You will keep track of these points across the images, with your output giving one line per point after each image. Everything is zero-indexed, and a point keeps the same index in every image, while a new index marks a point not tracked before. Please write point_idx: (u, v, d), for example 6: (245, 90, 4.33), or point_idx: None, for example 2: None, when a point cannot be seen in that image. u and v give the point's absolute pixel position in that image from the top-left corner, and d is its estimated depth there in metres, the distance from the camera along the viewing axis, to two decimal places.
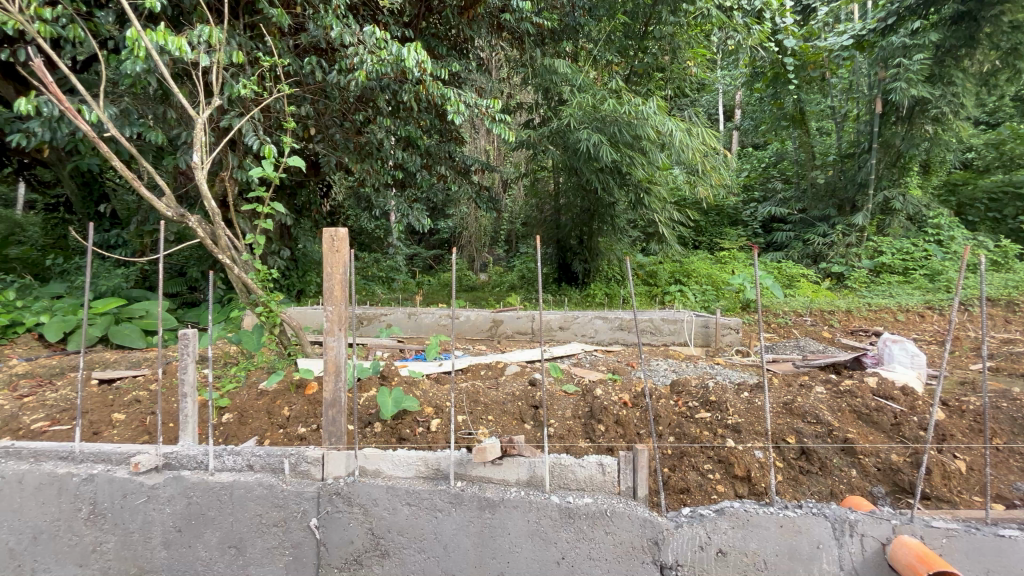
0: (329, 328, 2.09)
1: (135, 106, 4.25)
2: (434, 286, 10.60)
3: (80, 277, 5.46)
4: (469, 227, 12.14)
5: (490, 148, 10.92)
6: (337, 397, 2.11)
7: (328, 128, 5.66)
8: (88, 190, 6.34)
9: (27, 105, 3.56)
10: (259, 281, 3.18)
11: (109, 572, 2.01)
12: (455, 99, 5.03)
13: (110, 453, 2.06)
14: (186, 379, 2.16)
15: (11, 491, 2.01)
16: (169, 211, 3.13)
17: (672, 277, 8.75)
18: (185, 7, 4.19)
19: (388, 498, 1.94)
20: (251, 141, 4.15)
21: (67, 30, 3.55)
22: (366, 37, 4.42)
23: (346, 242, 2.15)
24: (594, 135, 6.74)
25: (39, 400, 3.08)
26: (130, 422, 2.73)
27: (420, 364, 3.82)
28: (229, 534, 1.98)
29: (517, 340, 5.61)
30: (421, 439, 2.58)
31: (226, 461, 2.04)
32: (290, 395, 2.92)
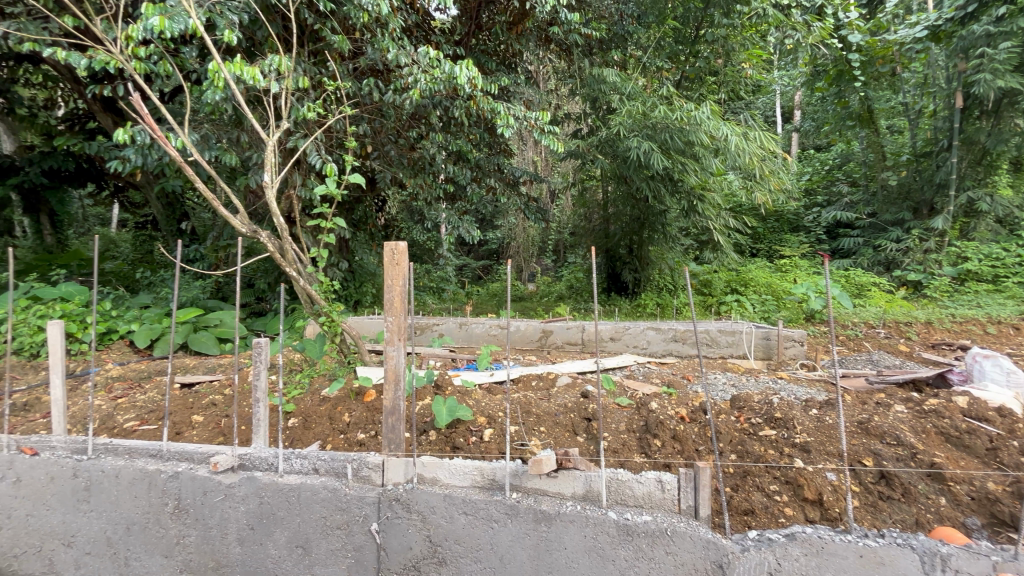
0: (389, 338, 2.17)
1: (213, 131, 4.63)
2: (483, 296, 10.75)
3: (164, 289, 5.97)
4: (517, 237, 12.27)
5: (537, 159, 11.01)
6: (396, 404, 2.16)
7: (384, 145, 5.91)
8: (172, 209, 6.94)
9: (124, 135, 3.96)
10: (323, 292, 3.36)
11: (191, 564, 2.16)
12: (505, 113, 5.12)
13: (193, 452, 2.22)
14: (259, 384, 2.30)
15: (109, 484, 2.20)
16: (243, 227, 3.37)
17: (728, 287, 8.42)
18: (257, 38, 4.53)
19: (445, 506, 1.97)
20: (315, 160, 4.41)
21: (158, 65, 3.93)
22: (420, 58, 4.61)
23: (406, 255, 2.21)
24: (644, 143, 6.63)
25: (131, 402, 3.37)
26: (208, 424, 2.94)
27: (472, 374, 3.87)
28: (297, 534, 2.08)
29: (567, 351, 5.58)
30: (475, 448, 2.61)
31: (294, 464, 2.14)
32: (350, 402, 3.04)
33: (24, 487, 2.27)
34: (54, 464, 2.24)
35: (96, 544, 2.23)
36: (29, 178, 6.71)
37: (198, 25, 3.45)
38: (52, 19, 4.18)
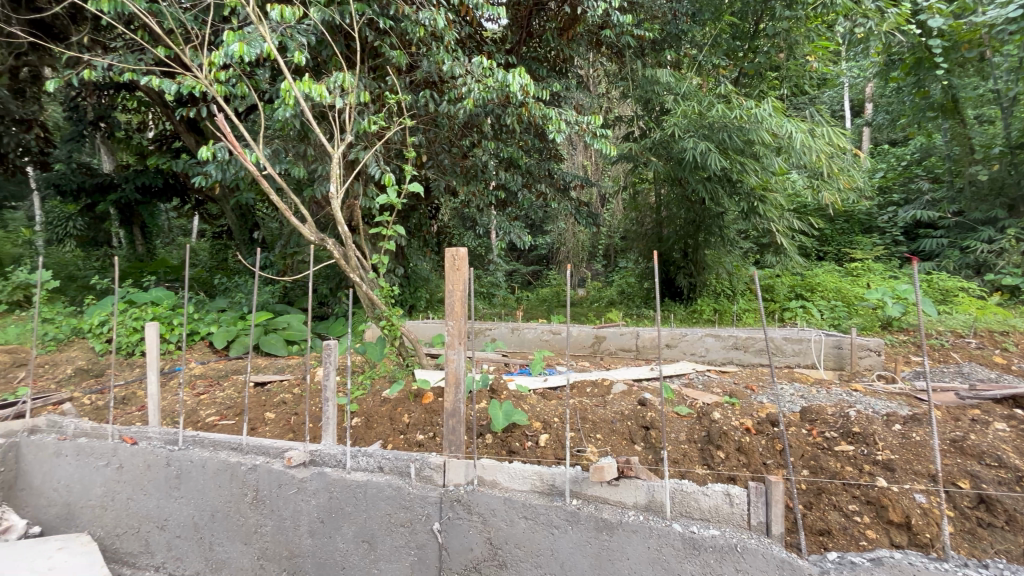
0: (450, 341, 2.22)
1: (283, 146, 4.94)
2: (532, 301, 10.81)
3: (238, 293, 6.41)
4: (567, 242, 12.23)
5: (588, 163, 10.93)
6: (456, 406, 2.20)
7: (438, 154, 6.07)
8: (245, 220, 7.47)
9: (207, 153, 4.30)
10: (384, 297, 3.50)
11: (267, 552, 2.30)
12: (557, 118, 5.13)
13: (269, 447, 2.37)
14: (328, 384, 2.42)
15: (196, 474, 2.38)
16: (311, 235, 3.57)
17: (793, 292, 7.99)
18: (323, 57, 4.80)
19: (505, 509, 1.98)
20: (374, 170, 4.61)
21: (236, 87, 4.25)
22: (474, 68, 4.72)
23: (466, 261, 2.26)
24: (701, 144, 6.41)
25: (211, 398, 3.65)
26: (279, 420, 3.13)
27: (526, 379, 3.87)
28: (363, 529, 2.16)
29: (621, 357, 5.49)
30: (531, 453, 2.63)
31: (360, 461, 2.23)
32: (409, 404, 3.13)
33: (125, 473, 2.49)
34: (150, 453, 2.45)
35: (186, 528, 2.42)
36: (125, 194, 7.48)
37: (273, 48, 3.71)
38: (148, 50, 4.64)
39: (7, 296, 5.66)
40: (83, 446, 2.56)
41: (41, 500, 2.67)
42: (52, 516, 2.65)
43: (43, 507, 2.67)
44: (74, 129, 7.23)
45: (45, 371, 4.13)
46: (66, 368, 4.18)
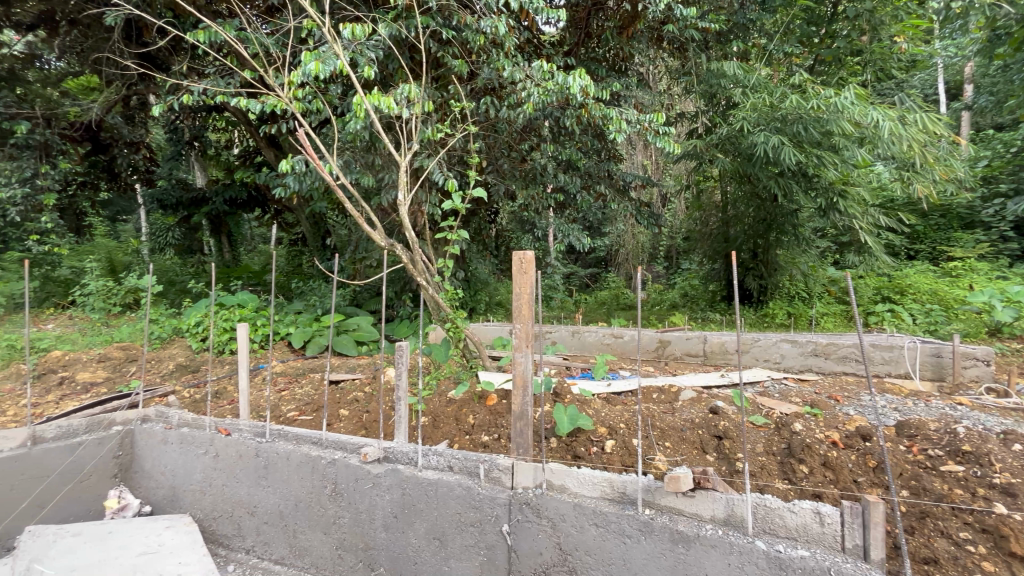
0: (516, 344, 2.22)
1: (353, 157, 5.21)
2: (590, 304, 10.70)
3: (312, 296, 6.82)
4: (626, 244, 11.98)
5: (648, 163, 10.64)
6: (524, 409, 2.21)
7: (498, 159, 6.14)
8: (318, 227, 7.95)
9: (287, 166, 4.62)
10: (448, 300, 3.58)
11: (345, 542, 2.43)
12: (617, 118, 5.05)
13: (346, 442, 2.49)
14: (400, 383, 2.51)
15: (282, 465, 2.54)
16: (381, 241, 3.73)
17: (879, 294, 7.34)
18: (390, 71, 5.00)
19: (575, 515, 1.96)
20: (438, 177, 4.75)
21: (312, 103, 4.53)
22: (534, 72, 4.74)
23: (533, 264, 2.25)
24: (773, 137, 6.03)
25: (291, 395, 3.90)
26: (352, 416, 3.29)
27: (589, 383, 3.82)
28: (434, 527, 2.22)
29: (687, 362, 5.29)
30: (597, 459, 2.59)
31: (431, 460, 2.29)
32: (473, 405, 3.19)
33: (220, 462, 2.72)
34: (242, 444, 2.66)
35: (272, 515, 2.60)
36: (215, 206, 8.21)
37: (345, 65, 3.92)
38: (236, 74, 5.06)
39: (120, 299, 6.36)
40: (185, 435, 2.83)
41: (152, 482, 2.97)
42: (160, 498, 2.94)
43: (153, 489, 2.97)
44: (173, 149, 8.06)
45: (152, 366, 4.59)
46: (168, 365, 4.63)
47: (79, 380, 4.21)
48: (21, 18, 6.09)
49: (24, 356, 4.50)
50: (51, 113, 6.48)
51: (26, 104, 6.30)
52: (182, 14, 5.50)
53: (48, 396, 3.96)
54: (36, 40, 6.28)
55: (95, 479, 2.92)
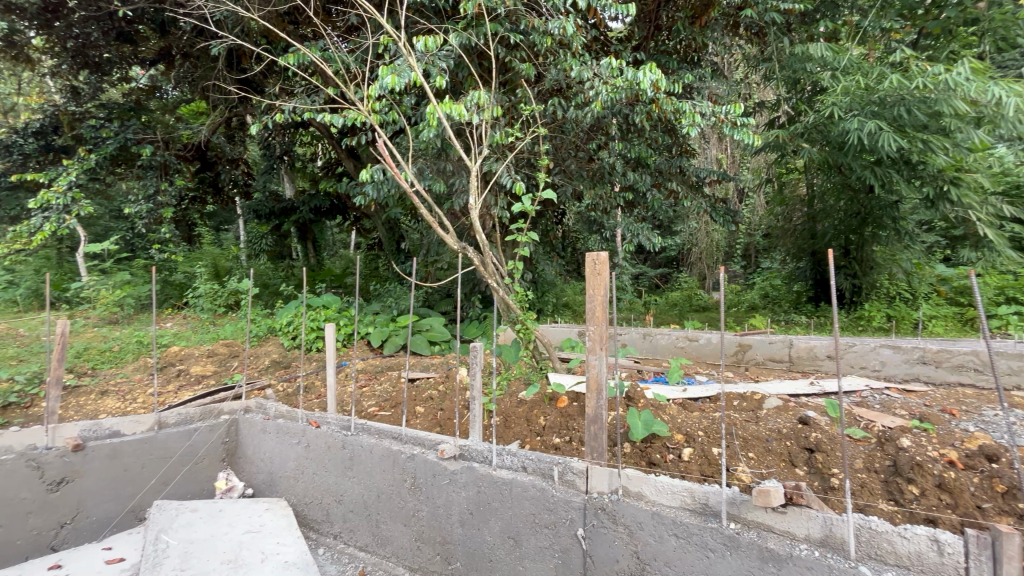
0: (590, 346, 2.19)
1: (427, 164, 5.41)
2: (662, 305, 10.44)
3: (388, 298, 7.18)
4: (700, 243, 11.47)
5: (723, 157, 10.10)
6: (598, 413, 2.18)
7: (565, 160, 6.12)
8: (393, 232, 8.36)
9: (367, 175, 4.89)
10: (518, 302, 3.60)
11: (423, 535, 2.53)
12: (691, 111, 4.85)
13: (424, 439, 2.59)
14: (474, 384, 2.57)
15: (366, 457, 2.70)
16: (454, 245, 3.85)
17: (1003, 294, 6.45)
18: (460, 79, 5.15)
19: (654, 524, 1.90)
20: (506, 180, 4.83)
21: (388, 114, 4.76)
22: (602, 70, 4.69)
23: (607, 265, 2.19)
24: (869, 122, 5.48)
25: (371, 391, 4.13)
26: (428, 414, 3.41)
27: (662, 388, 3.68)
28: (509, 526, 2.25)
29: (770, 368, 4.98)
30: (674, 467, 2.50)
31: (505, 460, 2.33)
32: (544, 406, 3.19)
33: (311, 451, 2.94)
34: (330, 436, 2.85)
35: (357, 504, 2.77)
36: (302, 214, 8.90)
37: (419, 76, 4.09)
38: (321, 91, 5.44)
39: (224, 300, 7.07)
40: (282, 425, 3.08)
41: (253, 467, 3.26)
42: (261, 482, 3.23)
43: (254, 473, 3.27)
44: (267, 164, 8.83)
45: (252, 362, 5.06)
46: (265, 360, 5.07)
47: (192, 373, 4.73)
48: (146, 55, 6.97)
49: (149, 351, 5.13)
50: (169, 136, 7.35)
51: (150, 130, 7.21)
52: (274, 40, 6.02)
53: (169, 386, 4.48)
54: (159, 73, 7.29)
55: (207, 460, 3.27)
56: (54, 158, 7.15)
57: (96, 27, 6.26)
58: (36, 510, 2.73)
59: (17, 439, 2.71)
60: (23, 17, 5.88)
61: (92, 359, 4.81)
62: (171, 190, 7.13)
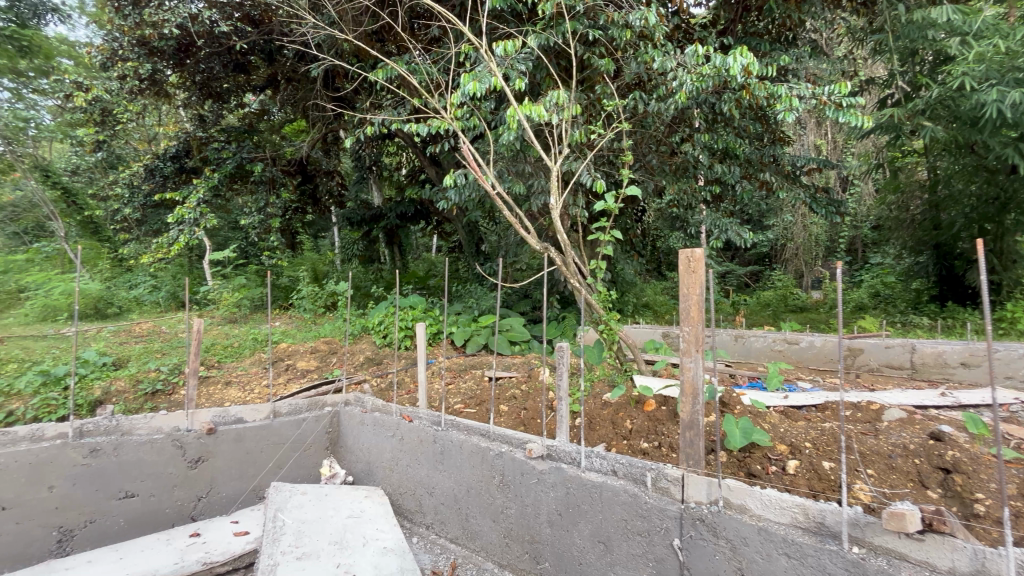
0: (686, 348, 2.08)
1: (506, 166, 5.49)
2: (752, 305, 9.80)
3: (469, 297, 7.40)
4: (796, 238, 10.58)
5: (822, 143, 9.20)
6: (695, 418, 2.07)
7: (646, 155, 5.92)
8: (473, 234, 8.60)
9: (450, 181, 5.05)
10: (601, 302, 3.52)
11: (512, 532, 2.56)
12: (787, 95, 4.47)
13: (511, 437, 2.62)
14: (561, 384, 2.56)
15: (456, 452, 2.79)
16: (536, 245, 3.85)
17: None
18: (538, 80, 5.17)
19: (760, 540, 1.77)
20: (586, 179, 4.76)
21: (470, 120, 4.88)
22: (687, 59, 4.48)
23: (702, 262, 2.05)
24: (1012, 92, 4.70)
25: (457, 388, 4.26)
26: (511, 413, 3.44)
27: (760, 394, 3.40)
28: (599, 530, 2.21)
29: (887, 375, 4.49)
30: (777, 480, 2.31)
31: (594, 462, 2.28)
32: (630, 409, 3.09)
33: (405, 444, 3.09)
34: (422, 430, 2.98)
35: (448, 497, 2.87)
36: (389, 220, 9.43)
37: (500, 80, 4.16)
38: (407, 102, 5.72)
39: (324, 301, 7.70)
40: (378, 418, 3.28)
41: (353, 455, 3.52)
42: (360, 470, 3.47)
43: (354, 461, 3.52)
44: (359, 174, 9.49)
45: (349, 357, 5.46)
46: (360, 357, 5.45)
47: (299, 367, 5.20)
48: (256, 82, 7.76)
49: (263, 346, 5.72)
50: (276, 154, 8.14)
51: (261, 150, 8.03)
52: (365, 58, 6.43)
53: (279, 378, 4.97)
54: (267, 98, 8.06)
55: (314, 448, 3.59)
56: (186, 178, 8.20)
57: (218, 61, 6.92)
58: (180, 484, 3.13)
59: (165, 421, 3.11)
60: (163, 58, 6.61)
61: (219, 353, 5.46)
62: (278, 202, 7.90)
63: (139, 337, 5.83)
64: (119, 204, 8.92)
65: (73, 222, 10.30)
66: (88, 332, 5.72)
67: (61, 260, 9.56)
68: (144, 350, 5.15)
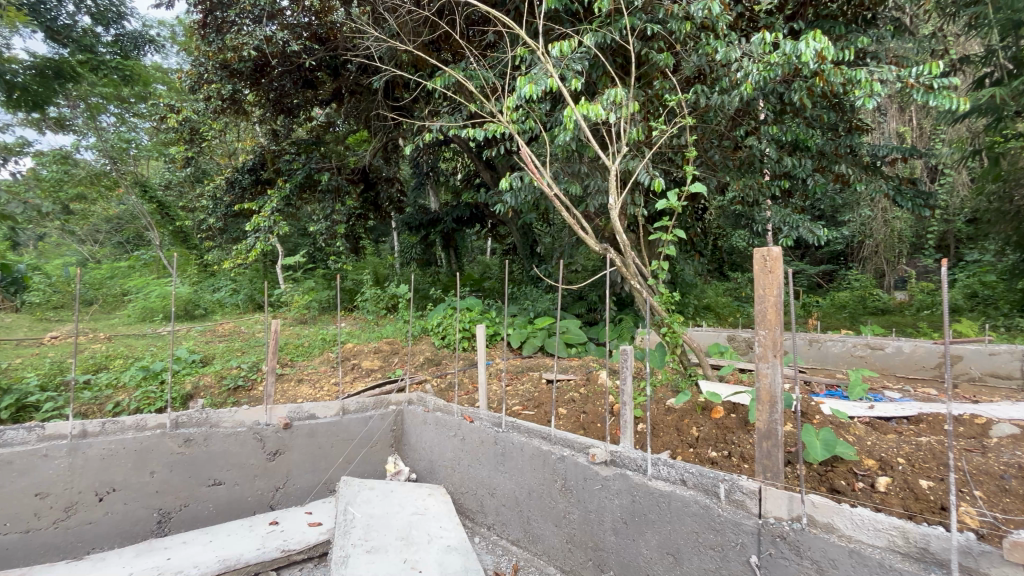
0: (762, 353, 1.96)
1: (562, 168, 5.45)
2: (826, 307, 9.14)
3: (524, 299, 7.41)
4: (876, 234, 9.76)
5: (907, 130, 8.43)
6: (773, 427, 1.94)
7: (708, 150, 5.68)
8: (527, 236, 8.63)
9: (506, 184, 5.08)
10: (664, 304, 3.41)
11: (575, 538, 2.52)
12: (867, 79, 4.12)
13: (573, 441, 2.58)
14: (625, 388, 2.49)
15: (517, 454, 2.80)
16: (595, 246, 3.77)
17: None
18: (594, 79, 5.09)
19: (852, 564, 1.65)
20: (645, 177, 4.61)
21: (526, 122, 4.89)
22: (754, 47, 4.24)
23: (780, 262, 1.92)
24: None
25: (515, 390, 4.28)
26: (571, 416, 3.41)
27: (842, 404, 3.15)
28: (667, 541, 2.13)
29: (991, 385, 4.04)
30: (865, 497, 2.11)
31: (662, 470, 2.20)
32: (697, 416, 2.96)
33: (466, 444, 3.14)
34: (483, 431, 3.01)
35: (509, 499, 2.88)
36: (446, 224, 9.66)
37: (557, 81, 4.13)
38: (463, 108, 5.82)
39: (385, 303, 8.00)
40: (440, 418, 3.35)
41: (416, 454, 3.62)
42: (423, 468, 3.56)
43: (417, 460, 3.62)
44: (417, 180, 9.80)
45: (409, 358, 5.62)
46: (420, 357, 5.61)
47: (364, 367, 5.42)
48: (323, 96, 8.19)
49: (330, 346, 6.02)
50: (341, 164, 8.57)
51: (327, 160, 8.48)
52: (423, 67, 6.62)
53: (346, 377, 5.21)
54: (332, 111, 8.48)
55: (379, 445, 3.73)
56: (261, 189, 8.81)
57: (289, 79, 7.39)
58: (261, 474, 3.35)
59: (247, 416, 3.33)
60: (241, 79, 7.13)
61: (292, 352, 5.81)
62: (342, 210, 8.29)
63: (222, 336, 6.35)
64: (204, 215, 9.75)
65: (166, 232, 11.39)
66: (180, 332, 6.29)
67: (157, 266, 10.59)
68: (226, 348, 5.57)
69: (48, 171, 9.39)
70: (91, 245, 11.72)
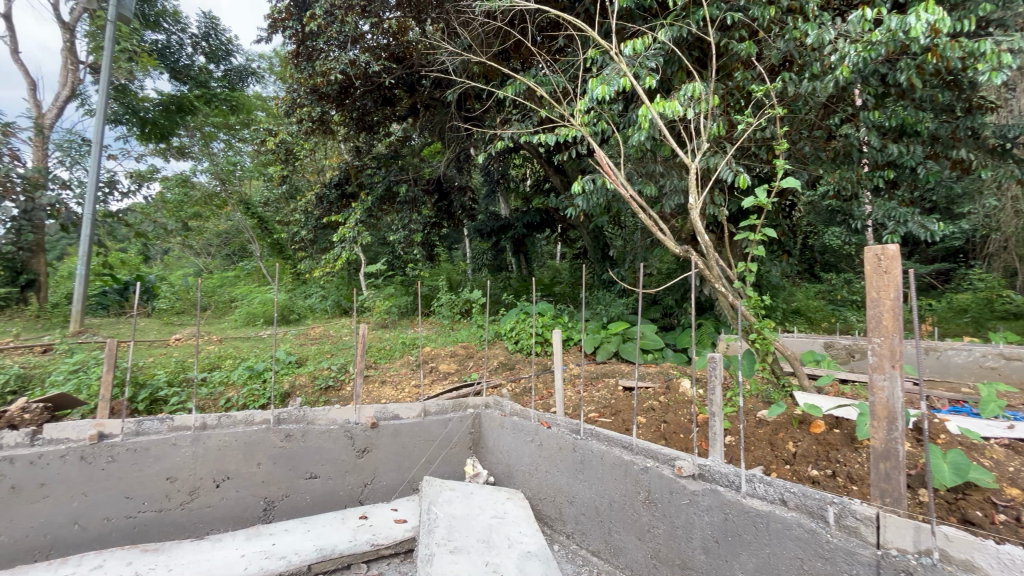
0: (876, 364, 1.76)
1: (636, 168, 5.29)
2: (944, 312, 8.05)
3: (597, 304, 7.27)
4: (1004, 227, 8.49)
5: None
6: (892, 447, 1.73)
7: (797, 142, 5.26)
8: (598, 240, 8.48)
9: (578, 187, 5.01)
10: (752, 308, 3.19)
11: (660, 554, 2.42)
12: (995, 50, 3.59)
13: (658, 452, 2.48)
14: (714, 398, 2.35)
15: (597, 462, 2.74)
16: (675, 248, 3.59)
17: None
18: (669, 75, 4.91)
19: None
20: (728, 175, 4.33)
21: (598, 124, 4.80)
22: (852, 26, 3.88)
23: (897, 260, 1.71)
24: None
25: (590, 396, 4.22)
26: (651, 425, 3.29)
27: (972, 422, 2.76)
28: (766, 565, 1.97)
29: None
30: (1010, 531, 1.82)
31: (758, 488, 2.06)
32: (793, 431, 2.74)
33: (544, 450, 3.13)
34: (561, 437, 2.98)
35: (589, 508, 2.82)
36: (516, 230, 9.74)
37: (631, 80, 4.01)
38: (533, 114, 5.87)
39: (459, 308, 8.21)
40: (517, 422, 3.37)
41: (494, 457, 3.68)
42: (500, 472, 3.61)
43: (495, 463, 3.68)
44: (488, 188, 10.01)
45: (483, 362, 5.72)
46: (494, 362, 5.69)
47: (441, 370, 5.60)
48: (400, 112, 8.64)
49: (409, 350, 6.29)
50: (417, 175, 8.96)
51: (405, 172, 8.88)
52: (494, 77, 6.77)
53: (425, 379, 5.41)
54: (409, 125, 8.92)
55: (459, 447, 3.84)
56: (346, 202, 9.45)
57: (370, 98, 7.89)
58: (351, 470, 3.56)
59: (339, 414, 3.55)
60: (329, 101, 7.72)
61: (375, 355, 6.14)
62: (418, 219, 8.65)
63: (314, 339, 6.85)
64: (297, 228, 10.61)
65: (266, 244, 12.55)
66: (278, 335, 6.89)
67: (258, 275, 11.69)
68: (318, 351, 6.00)
69: (172, 194, 10.63)
70: (206, 258, 13.20)
